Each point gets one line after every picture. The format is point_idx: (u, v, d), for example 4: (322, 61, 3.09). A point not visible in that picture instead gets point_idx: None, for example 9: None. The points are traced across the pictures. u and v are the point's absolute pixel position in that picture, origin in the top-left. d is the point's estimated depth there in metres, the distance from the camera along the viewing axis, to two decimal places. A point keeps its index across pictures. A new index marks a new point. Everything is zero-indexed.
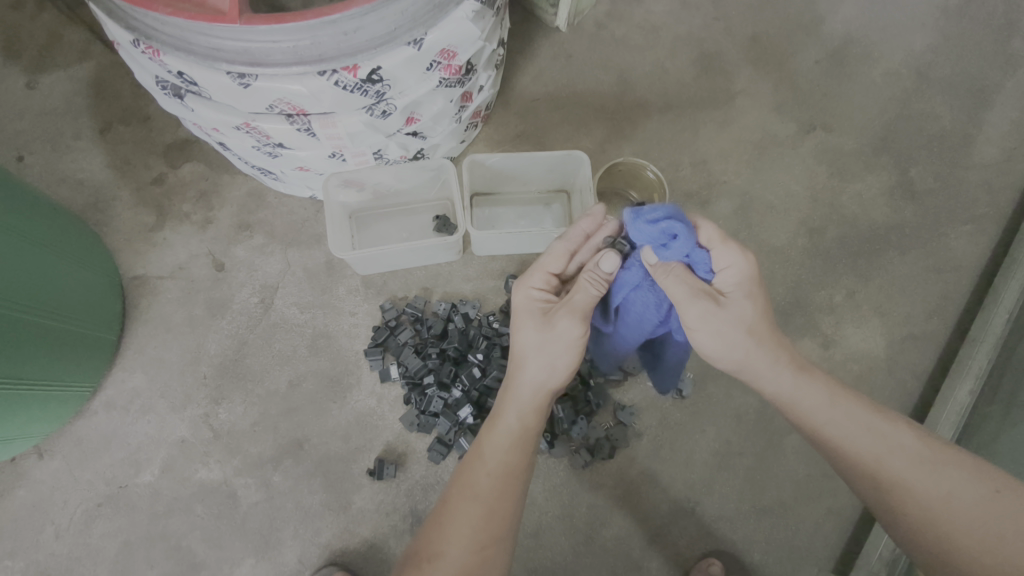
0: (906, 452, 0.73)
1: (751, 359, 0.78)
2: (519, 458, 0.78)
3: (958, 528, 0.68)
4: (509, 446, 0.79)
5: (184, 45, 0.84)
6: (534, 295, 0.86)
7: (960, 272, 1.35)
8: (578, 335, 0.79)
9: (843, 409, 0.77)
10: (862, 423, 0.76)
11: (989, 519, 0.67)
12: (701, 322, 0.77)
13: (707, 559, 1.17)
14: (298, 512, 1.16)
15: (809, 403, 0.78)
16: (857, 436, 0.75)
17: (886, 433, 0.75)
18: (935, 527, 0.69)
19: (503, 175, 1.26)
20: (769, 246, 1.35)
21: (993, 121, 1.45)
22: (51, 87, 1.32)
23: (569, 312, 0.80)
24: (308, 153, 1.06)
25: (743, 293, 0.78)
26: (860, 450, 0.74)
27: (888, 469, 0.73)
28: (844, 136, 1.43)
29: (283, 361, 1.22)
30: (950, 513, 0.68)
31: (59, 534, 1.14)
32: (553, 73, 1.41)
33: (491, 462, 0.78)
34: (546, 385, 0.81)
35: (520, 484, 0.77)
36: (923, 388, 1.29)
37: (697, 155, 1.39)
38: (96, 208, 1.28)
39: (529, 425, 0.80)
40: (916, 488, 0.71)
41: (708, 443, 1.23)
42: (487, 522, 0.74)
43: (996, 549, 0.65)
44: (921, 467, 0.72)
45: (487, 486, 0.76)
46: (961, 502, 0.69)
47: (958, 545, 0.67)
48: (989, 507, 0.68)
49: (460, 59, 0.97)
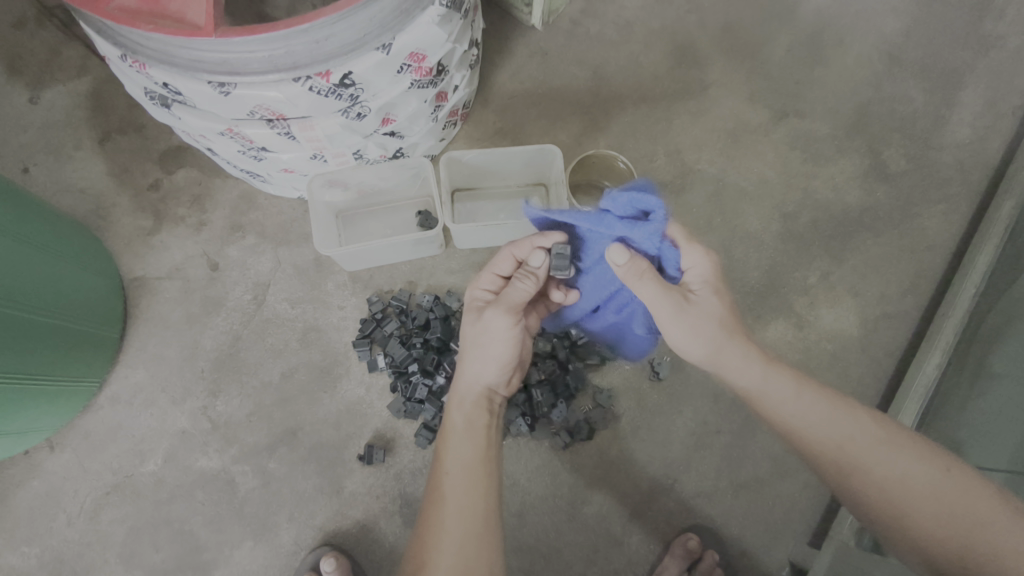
0: (865, 437, 0.76)
1: (718, 358, 0.83)
2: (474, 450, 0.82)
3: (916, 506, 0.71)
4: (464, 440, 0.83)
5: (167, 58, 0.90)
6: (478, 295, 0.95)
7: (933, 251, 1.38)
8: (507, 328, 0.86)
9: (809, 399, 0.79)
10: (824, 412, 0.78)
11: (943, 497, 0.70)
12: (673, 320, 0.82)
13: (684, 534, 1.21)
14: (293, 496, 1.22)
15: (775, 394, 0.80)
16: (822, 426, 0.77)
17: (845, 421, 0.77)
18: (896, 507, 0.72)
19: (482, 171, 1.31)
20: (744, 231, 1.39)
21: (965, 101, 1.48)
22: (52, 101, 1.39)
23: (498, 307, 0.86)
24: (291, 155, 1.12)
25: (709, 291, 0.84)
26: (822, 439, 0.77)
27: (850, 456, 0.75)
28: (817, 121, 1.46)
29: (277, 355, 1.28)
30: (906, 495, 0.72)
31: (70, 521, 1.21)
32: (530, 70, 1.46)
33: (450, 460, 0.80)
34: (481, 381, 0.88)
35: (481, 475, 0.79)
36: (896, 364, 1.33)
37: (672, 145, 1.43)
38: (97, 214, 1.35)
39: (474, 417, 0.86)
40: (874, 472, 0.74)
41: (685, 423, 1.27)
42: (466, 505, 0.76)
43: (949, 525, 0.69)
44: (880, 451, 0.75)
45: (451, 483, 0.78)
46: (915, 482, 0.72)
47: (916, 523, 0.71)
48: (942, 485, 0.71)
49: (430, 61, 1.02)
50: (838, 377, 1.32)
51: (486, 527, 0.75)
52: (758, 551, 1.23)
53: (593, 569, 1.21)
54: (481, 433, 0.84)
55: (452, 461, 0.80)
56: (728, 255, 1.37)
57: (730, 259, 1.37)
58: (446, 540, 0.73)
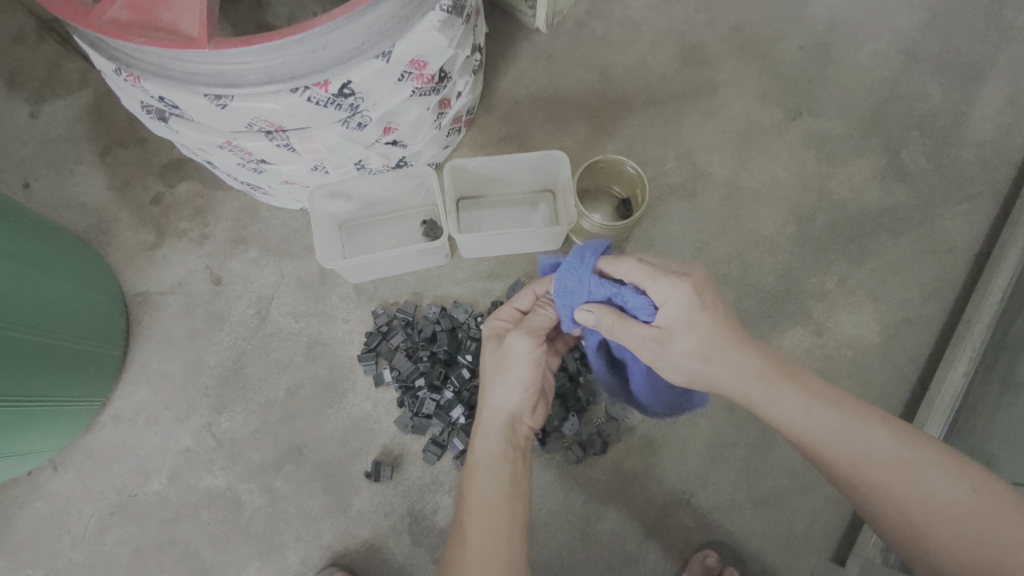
0: (885, 455, 0.71)
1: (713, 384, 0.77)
2: (499, 488, 0.78)
3: (939, 528, 0.68)
4: (486, 476, 0.79)
5: (162, 71, 0.88)
6: (499, 324, 0.92)
7: (956, 253, 1.33)
8: (527, 351, 0.82)
9: (822, 412, 0.73)
10: (840, 427, 0.72)
11: (968, 519, 0.67)
12: (654, 361, 0.78)
13: (703, 551, 1.17)
14: (299, 514, 1.20)
15: (786, 412, 0.74)
16: (839, 444, 0.72)
17: (865, 437, 0.71)
18: (918, 529, 0.69)
19: (488, 178, 1.28)
20: (758, 235, 1.34)
21: (986, 97, 1.43)
22: (52, 115, 1.38)
23: (519, 333, 0.84)
24: (291, 167, 1.09)
25: (684, 327, 0.75)
26: (839, 459, 0.72)
27: (867, 477, 0.71)
28: (832, 121, 1.41)
29: (281, 370, 1.26)
30: (929, 517, 0.68)
31: (75, 542, 1.19)
32: (535, 74, 1.42)
33: (473, 499, 0.78)
34: (504, 408, 0.84)
35: (506, 516, 0.76)
36: (920, 371, 1.28)
37: (682, 148, 1.39)
38: (99, 229, 1.33)
39: (497, 448, 0.82)
40: (894, 493, 0.70)
41: (701, 435, 1.23)
42: (489, 547, 0.73)
43: (975, 549, 0.66)
44: (900, 470, 0.70)
45: (475, 527, 0.75)
46: (938, 503, 0.68)
47: (939, 544, 0.68)
48: (967, 506, 0.67)
49: (432, 68, 0.99)
50: (859, 385, 1.28)
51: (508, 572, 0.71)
52: (779, 567, 1.19)
53: None
54: (506, 467, 0.80)
55: (474, 499, 0.78)
56: (742, 260, 1.33)
57: (744, 264, 1.33)
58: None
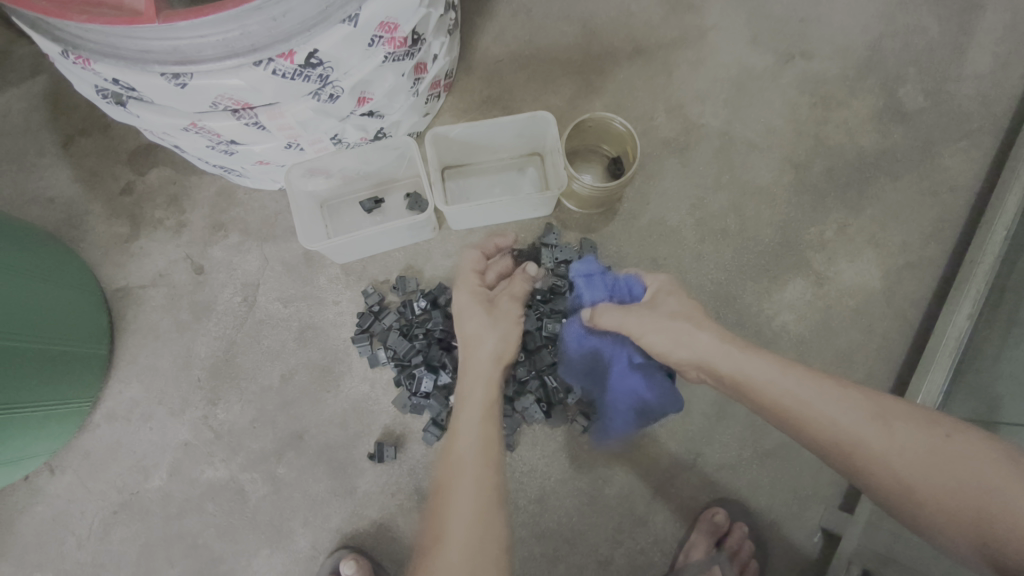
0: (858, 411, 0.69)
1: (700, 349, 0.83)
2: (488, 428, 0.79)
3: (923, 479, 0.64)
4: (478, 414, 0.80)
5: (113, 51, 0.82)
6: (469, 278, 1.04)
7: (956, 193, 1.30)
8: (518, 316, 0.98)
9: (794, 378, 0.74)
10: (812, 389, 0.72)
11: (948, 467, 0.63)
12: (642, 325, 0.89)
13: (711, 508, 1.18)
14: (306, 500, 1.19)
15: (761, 376, 0.76)
16: (812, 403, 0.71)
17: (835, 395, 0.71)
18: (904, 481, 0.65)
19: (472, 146, 1.23)
20: (754, 186, 1.30)
21: (985, 25, 1.37)
22: (8, 106, 1.30)
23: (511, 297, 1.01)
24: (264, 147, 1.04)
25: (667, 293, 0.94)
26: (816, 419, 0.70)
27: (846, 432, 0.68)
28: (826, 61, 1.36)
29: (274, 357, 1.23)
30: (908, 467, 0.64)
31: (81, 543, 1.19)
32: (514, 30, 1.35)
33: (464, 432, 0.78)
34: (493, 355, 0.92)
35: (495, 452, 0.77)
36: (923, 315, 1.26)
37: (672, 101, 1.33)
38: (70, 223, 1.28)
39: (495, 427, 0.80)
40: (876, 448, 0.66)
41: (705, 394, 1.22)
42: (487, 486, 0.73)
43: (964, 496, 0.61)
44: (875, 425, 0.68)
45: (468, 456, 0.75)
46: (917, 454, 0.65)
47: (928, 499, 0.63)
48: (949, 454, 0.64)
49: (404, 30, 0.93)
50: (862, 334, 1.26)
51: (496, 502, 0.72)
52: (788, 518, 1.20)
53: (620, 550, 1.18)
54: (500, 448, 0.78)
55: (469, 437, 0.77)
56: (739, 214, 1.29)
57: (742, 218, 1.29)
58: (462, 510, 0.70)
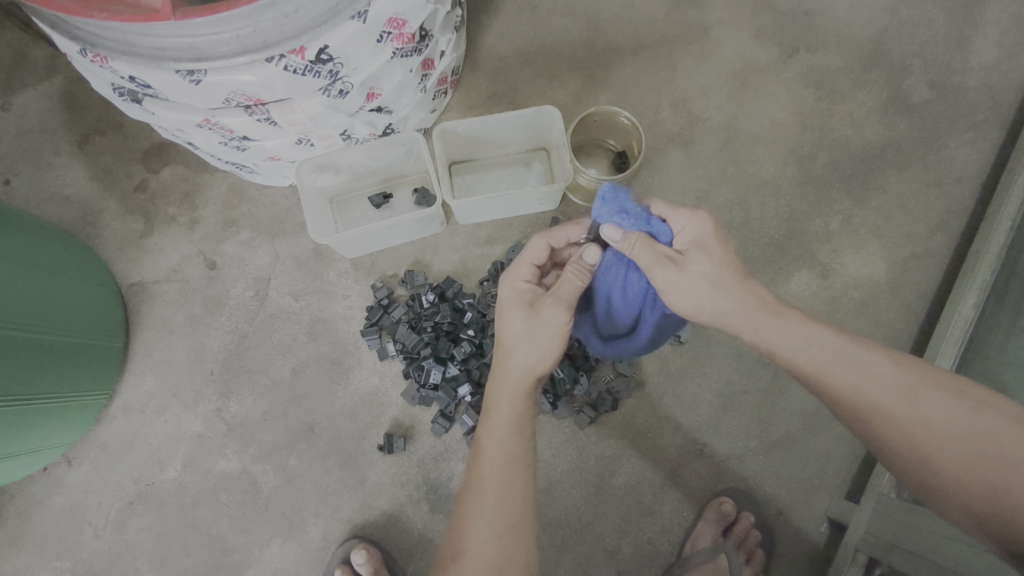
0: (887, 380, 0.71)
1: (713, 305, 0.78)
2: (518, 446, 0.77)
3: (939, 451, 0.66)
4: (508, 433, 0.77)
5: (130, 48, 0.84)
6: (520, 285, 0.87)
7: (962, 184, 1.31)
8: (563, 322, 0.81)
9: (819, 344, 0.74)
10: (838, 354, 0.73)
11: (967, 440, 0.65)
12: (670, 279, 0.79)
13: (717, 498, 1.18)
14: (317, 490, 1.21)
15: (788, 342, 0.75)
16: (836, 368, 0.72)
17: (862, 361, 0.72)
18: (919, 450, 0.67)
19: (479, 141, 1.24)
20: (759, 179, 1.31)
21: (990, 17, 1.37)
22: (25, 106, 1.33)
23: (555, 302, 0.82)
24: (275, 142, 1.06)
25: (700, 247, 0.79)
26: (841, 383, 0.72)
27: (868, 399, 0.70)
28: (830, 55, 1.36)
29: (285, 350, 1.25)
30: (929, 438, 0.67)
31: (98, 533, 1.21)
32: (520, 27, 1.36)
33: (493, 453, 0.76)
34: (538, 366, 0.81)
35: (524, 472, 0.75)
36: (928, 306, 1.26)
37: (677, 95, 1.34)
38: (86, 221, 1.30)
39: (527, 444, 0.78)
40: (899, 417, 0.69)
41: (711, 385, 1.23)
42: (512, 507, 0.73)
43: (979, 471, 0.64)
44: (901, 395, 0.70)
45: (494, 478, 0.75)
46: (942, 425, 0.67)
47: (941, 470, 0.66)
48: (972, 427, 0.66)
49: (411, 26, 0.94)
50: (868, 325, 1.26)
51: (523, 519, 0.73)
52: (795, 508, 1.20)
53: (627, 540, 1.19)
54: (525, 468, 0.76)
55: (494, 462, 0.76)
56: (745, 207, 1.30)
57: (747, 211, 1.30)
58: (483, 531, 0.72)
